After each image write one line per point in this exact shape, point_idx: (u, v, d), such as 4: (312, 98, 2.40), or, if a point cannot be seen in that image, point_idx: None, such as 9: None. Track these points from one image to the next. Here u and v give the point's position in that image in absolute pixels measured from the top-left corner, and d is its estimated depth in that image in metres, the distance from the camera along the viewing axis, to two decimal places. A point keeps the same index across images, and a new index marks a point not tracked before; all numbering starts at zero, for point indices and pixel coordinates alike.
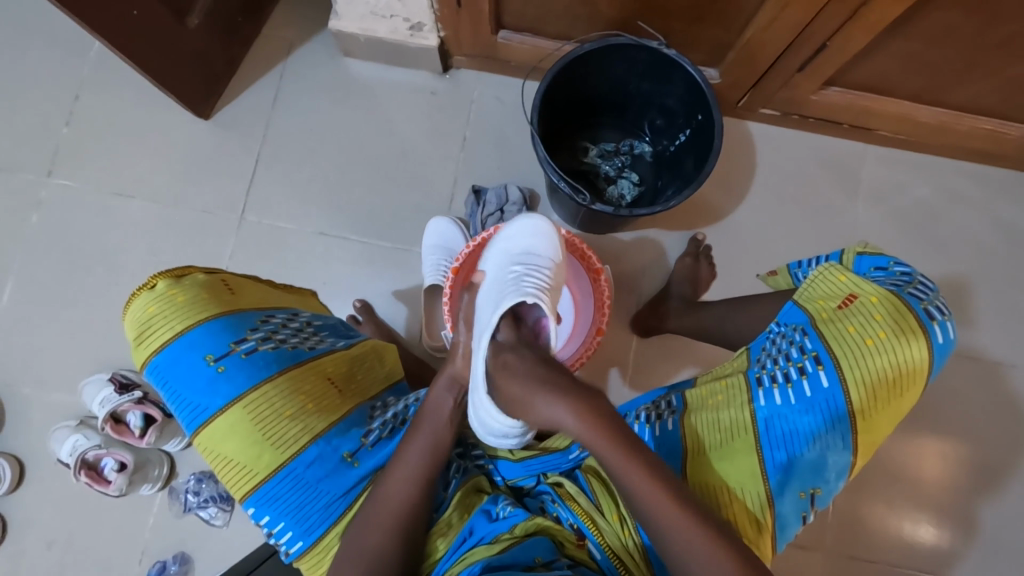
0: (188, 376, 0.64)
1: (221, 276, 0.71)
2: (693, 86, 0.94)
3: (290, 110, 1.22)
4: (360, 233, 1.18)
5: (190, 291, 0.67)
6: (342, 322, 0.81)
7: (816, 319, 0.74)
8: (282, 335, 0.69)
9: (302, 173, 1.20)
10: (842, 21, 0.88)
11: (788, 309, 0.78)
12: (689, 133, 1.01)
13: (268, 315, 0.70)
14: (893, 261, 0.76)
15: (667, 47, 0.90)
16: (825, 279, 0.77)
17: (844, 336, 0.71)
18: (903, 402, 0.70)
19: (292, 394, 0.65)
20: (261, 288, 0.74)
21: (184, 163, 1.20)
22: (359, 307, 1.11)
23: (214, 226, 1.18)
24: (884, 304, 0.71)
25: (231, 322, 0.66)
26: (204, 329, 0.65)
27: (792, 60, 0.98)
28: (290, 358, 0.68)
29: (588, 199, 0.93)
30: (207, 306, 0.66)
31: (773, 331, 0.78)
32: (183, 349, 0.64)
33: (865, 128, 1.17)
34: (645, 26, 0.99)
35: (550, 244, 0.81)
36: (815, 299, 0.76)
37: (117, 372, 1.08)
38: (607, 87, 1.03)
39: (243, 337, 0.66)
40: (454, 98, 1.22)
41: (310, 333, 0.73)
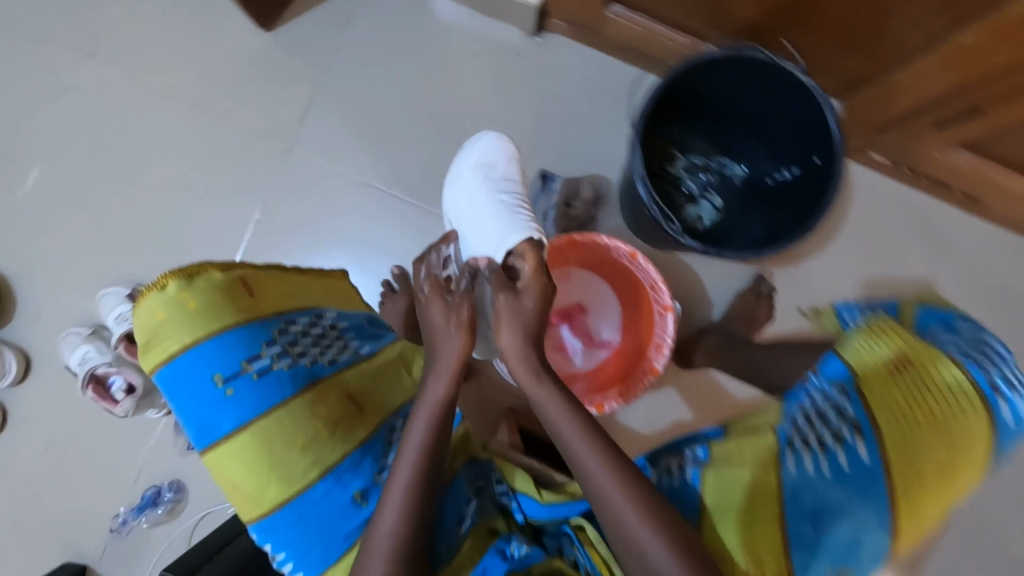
0: (192, 397, 0.58)
1: (239, 273, 0.66)
2: (819, 124, 0.83)
3: (359, 40, 1.10)
4: (410, 193, 1.10)
5: (202, 296, 0.61)
6: (367, 323, 0.77)
7: (862, 375, 0.64)
8: (300, 348, 0.64)
9: (361, 114, 1.10)
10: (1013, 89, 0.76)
11: (829, 363, 0.67)
12: (797, 173, 0.90)
13: (288, 323, 0.66)
14: (955, 326, 0.67)
15: (805, 74, 0.78)
16: (873, 331, 0.66)
17: (887, 407, 0.61)
18: (954, 485, 0.60)
19: (307, 420, 0.60)
20: (280, 289, 0.69)
21: (235, 75, 1.09)
22: (396, 274, 1.05)
23: (258, 153, 1.09)
24: (940, 375, 0.60)
25: (249, 333, 0.61)
26: (213, 343, 0.60)
27: (934, 114, 0.86)
28: (307, 376, 0.62)
29: (678, 227, 0.82)
30: (220, 315, 0.61)
31: (811, 385, 0.68)
32: (190, 364, 0.59)
33: (977, 199, 1.06)
34: (789, 43, 0.87)
35: (512, 160, 0.84)
36: (860, 354, 0.65)
37: (136, 288, 1.04)
38: (717, 100, 0.91)
39: (257, 354, 0.61)
40: (540, 64, 1.10)
41: (330, 344, 0.68)
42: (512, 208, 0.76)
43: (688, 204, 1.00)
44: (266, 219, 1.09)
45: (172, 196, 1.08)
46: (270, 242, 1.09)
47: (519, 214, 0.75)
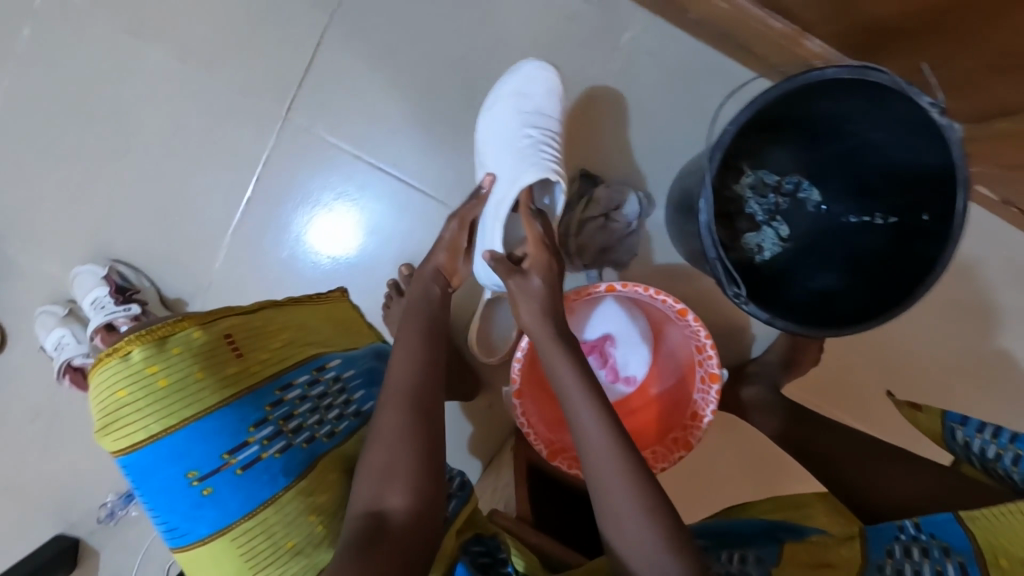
0: (164, 494, 0.51)
1: (225, 326, 0.55)
2: (945, 177, 0.64)
3: None
4: (428, 180, 0.94)
5: (177, 371, 0.50)
6: (375, 360, 0.71)
7: (988, 559, 0.49)
8: (297, 422, 0.56)
9: (374, 79, 0.92)
10: None
11: (938, 519, 0.54)
12: (895, 223, 0.74)
13: (284, 389, 0.56)
14: None
15: (943, 113, 0.60)
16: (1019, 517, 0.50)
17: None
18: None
19: (300, 519, 0.53)
20: (276, 338, 0.59)
21: (225, 15, 0.90)
22: (404, 274, 0.92)
23: (251, 115, 0.92)
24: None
25: (237, 415, 0.52)
26: (190, 432, 0.50)
27: None
28: (303, 462, 0.55)
29: (743, 292, 0.65)
30: (199, 396, 0.51)
31: (904, 534, 0.54)
32: (163, 455, 0.50)
33: None
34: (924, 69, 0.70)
35: (556, 104, 0.81)
36: (988, 530, 0.51)
37: (115, 266, 0.92)
38: (815, 118, 0.72)
39: (243, 442, 0.52)
40: (594, 35, 0.90)
41: (331, 406, 0.60)
42: (536, 144, 0.76)
43: (751, 230, 0.83)
44: (260, 196, 0.94)
45: (151, 158, 0.93)
46: (264, 222, 0.94)
47: (540, 152, 0.75)
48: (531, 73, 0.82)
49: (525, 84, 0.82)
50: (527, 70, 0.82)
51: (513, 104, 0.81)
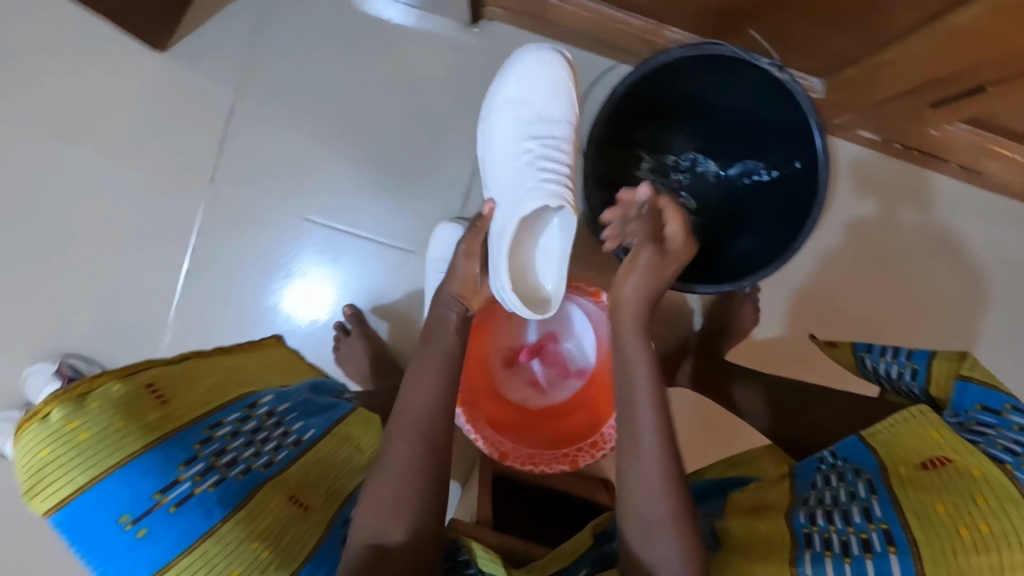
0: (97, 544, 0.52)
1: (145, 378, 0.58)
2: (801, 127, 0.71)
3: (274, 50, 0.96)
4: (354, 222, 0.99)
5: (97, 423, 0.52)
6: (304, 396, 0.78)
7: (892, 475, 0.49)
8: (228, 457, 0.61)
9: (287, 139, 0.97)
10: (1010, 72, 0.66)
11: (851, 445, 0.56)
12: (779, 176, 0.78)
13: (213, 428, 0.61)
14: (1011, 406, 0.48)
15: (781, 69, 0.67)
16: (912, 427, 0.51)
17: (919, 510, 0.44)
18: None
19: (242, 545, 0.56)
20: (201, 386, 0.64)
21: (136, 106, 0.95)
22: (349, 315, 0.97)
23: (177, 192, 0.96)
24: (991, 481, 0.42)
25: (167, 455, 0.55)
26: (118, 478, 0.52)
27: (930, 94, 0.75)
28: (238, 491, 0.58)
29: (642, 266, 0.77)
30: (121, 444, 0.53)
31: (825, 465, 0.57)
32: (92, 504, 0.51)
33: (976, 171, 0.96)
34: (754, 35, 0.76)
35: (563, 102, 0.78)
36: (891, 445, 0.52)
37: (64, 361, 0.93)
38: (684, 95, 0.77)
39: (173, 480, 0.55)
40: (482, 61, 0.97)
41: (261, 440, 0.66)
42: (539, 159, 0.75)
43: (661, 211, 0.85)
44: (198, 267, 0.97)
45: (86, 252, 0.96)
46: (206, 291, 0.98)
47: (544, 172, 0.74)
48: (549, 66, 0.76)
49: (544, 84, 0.79)
50: (549, 70, 0.78)
51: (528, 111, 0.78)
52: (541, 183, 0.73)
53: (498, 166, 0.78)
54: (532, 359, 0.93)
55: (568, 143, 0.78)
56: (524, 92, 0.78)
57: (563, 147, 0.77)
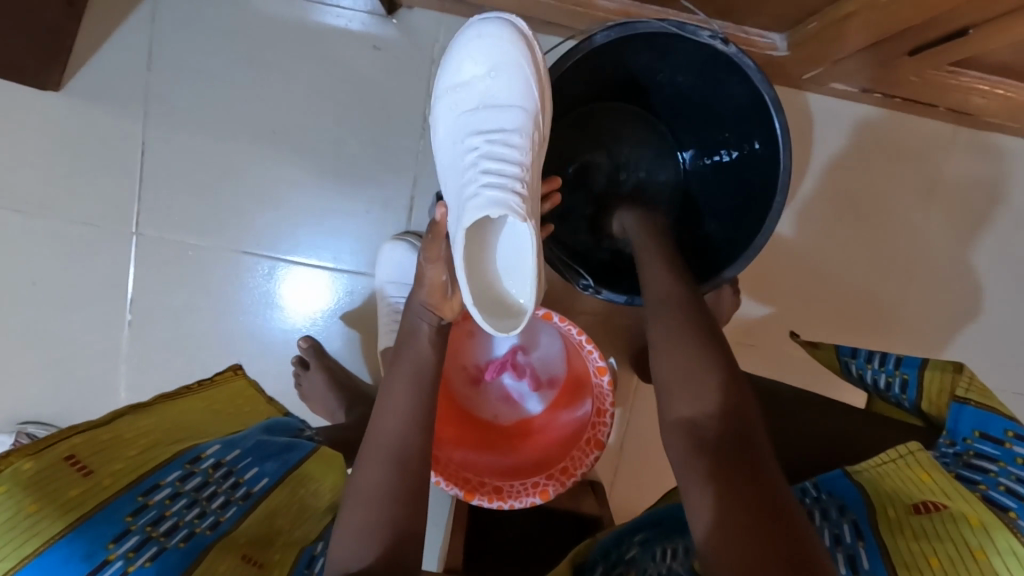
0: None
1: (64, 447, 0.46)
2: (755, 101, 0.63)
3: (177, 73, 0.87)
4: (295, 251, 0.92)
5: (4, 511, 0.40)
6: (261, 431, 0.63)
7: (879, 517, 0.43)
8: (170, 523, 0.48)
9: (210, 169, 0.90)
10: (993, 13, 0.57)
11: (835, 478, 0.49)
12: (737, 157, 0.70)
13: (147, 493, 0.48)
14: (1012, 435, 0.42)
15: (725, 42, 0.58)
16: (900, 469, 0.44)
17: (910, 564, 0.38)
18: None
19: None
20: (128, 438, 0.50)
21: (41, 154, 0.88)
22: (305, 349, 0.91)
23: (103, 243, 0.90)
24: (992, 537, 0.36)
25: (92, 534, 0.43)
26: (31, 573, 0.40)
27: (904, 43, 0.66)
28: (184, 561, 0.46)
29: (592, 283, 0.69)
30: (29, 533, 0.41)
31: (809, 500, 0.50)
32: None
33: (964, 112, 0.87)
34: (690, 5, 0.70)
35: (511, 73, 0.57)
36: (880, 483, 0.45)
37: (23, 434, 0.90)
38: (624, 77, 0.69)
39: (102, 563, 0.42)
40: (406, 56, 0.88)
41: (212, 492, 0.53)
42: (482, 154, 0.56)
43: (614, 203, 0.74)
44: (141, 316, 0.92)
45: (18, 315, 0.90)
46: (152, 340, 0.92)
47: (489, 170, 0.55)
48: (493, 28, 0.58)
49: (489, 61, 0.58)
50: (499, 41, 0.57)
51: (470, 98, 0.59)
52: (481, 190, 0.54)
53: (443, 163, 0.61)
54: (500, 375, 0.88)
55: (524, 134, 0.57)
56: (466, 72, 0.59)
57: (513, 139, 0.57)
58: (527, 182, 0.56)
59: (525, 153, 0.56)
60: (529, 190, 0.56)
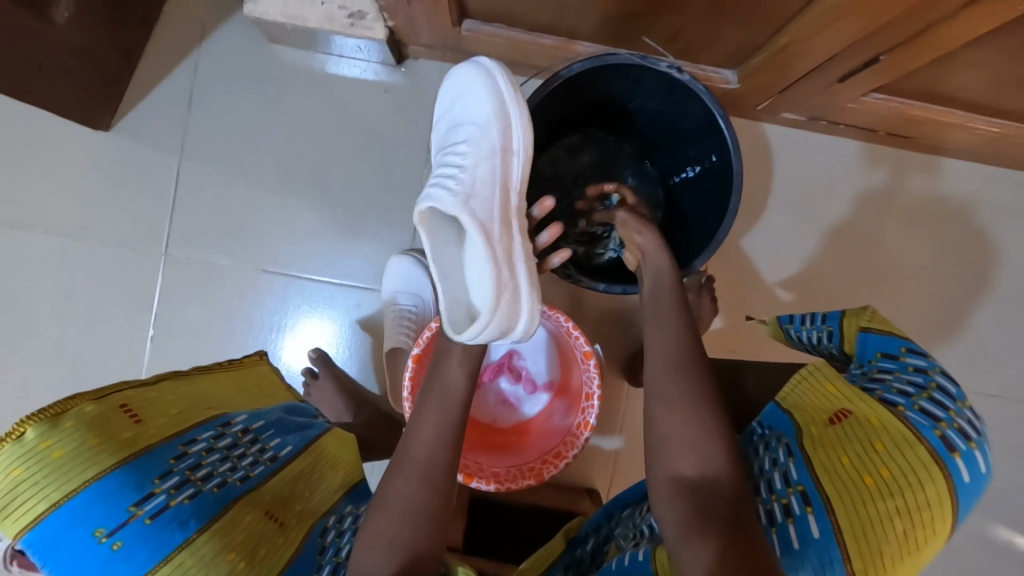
0: (70, 563, 0.47)
1: (119, 398, 0.53)
2: (708, 120, 0.74)
3: (211, 115, 1.00)
4: (307, 268, 1.01)
5: (71, 440, 0.47)
6: (283, 412, 0.70)
7: (804, 435, 0.57)
8: (206, 470, 0.54)
9: (234, 196, 1.01)
10: (901, 40, 0.68)
11: (771, 412, 0.63)
12: (699, 171, 0.81)
13: (187, 444, 0.55)
14: (904, 351, 0.58)
15: (680, 71, 0.70)
16: (813, 388, 0.59)
17: (829, 460, 0.53)
18: (917, 559, 0.49)
19: (216, 560, 0.50)
20: (174, 399, 0.58)
21: (86, 184, 0.99)
22: (315, 359, 0.97)
23: (135, 263, 0.99)
24: (886, 426, 0.52)
25: (140, 470, 0.50)
26: (90, 495, 0.47)
27: (832, 72, 0.78)
28: (215, 504, 0.52)
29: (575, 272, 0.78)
30: (93, 461, 0.48)
31: (757, 434, 0.64)
32: (65, 521, 0.46)
33: (903, 136, 0.98)
34: (650, 41, 0.82)
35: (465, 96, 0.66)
36: (803, 406, 0.60)
37: None
38: (599, 105, 0.81)
39: (149, 493, 0.49)
40: (411, 98, 1.01)
41: (242, 451, 0.59)
42: (442, 168, 0.65)
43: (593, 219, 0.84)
44: (163, 330, 0.99)
45: (51, 329, 0.98)
46: (172, 353, 0.99)
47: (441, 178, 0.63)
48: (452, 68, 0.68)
49: (451, 95, 0.68)
50: (453, 77, 0.67)
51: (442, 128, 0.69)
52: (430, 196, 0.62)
53: None
54: (497, 377, 0.95)
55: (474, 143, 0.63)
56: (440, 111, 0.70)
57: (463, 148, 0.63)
58: (469, 182, 0.61)
59: (474, 156, 0.62)
60: (472, 188, 0.60)
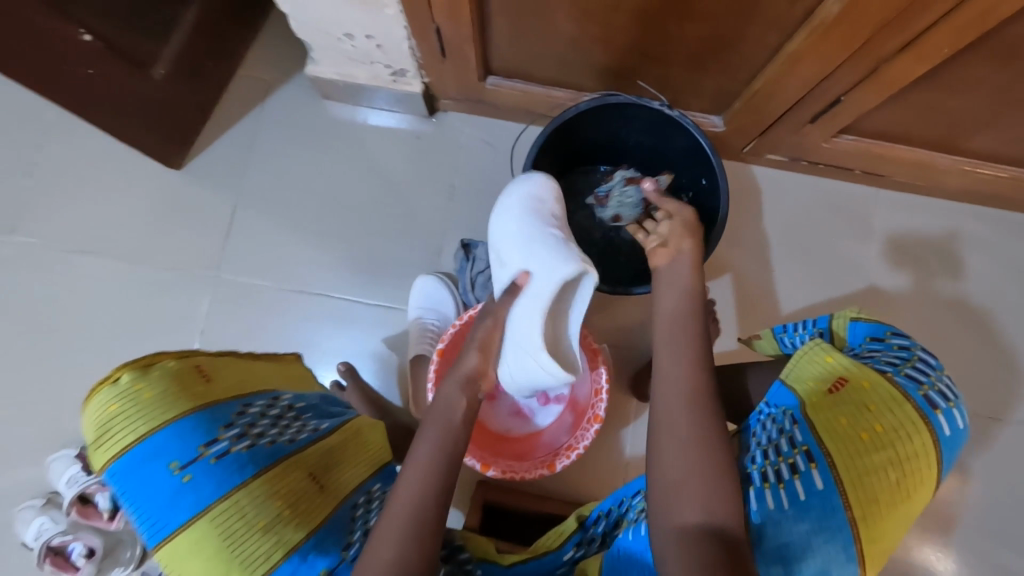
0: (148, 489, 0.55)
1: (195, 360, 0.63)
2: (696, 149, 0.87)
3: (267, 157, 1.16)
4: (341, 289, 1.12)
5: (158, 386, 0.58)
6: (321, 402, 0.77)
7: (805, 403, 0.64)
8: (261, 428, 0.63)
9: (281, 227, 1.14)
10: (857, 79, 0.80)
11: (774, 390, 0.69)
12: (692, 196, 0.93)
13: (246, 405, 0.64)
14: (890, 333, 0.69)
15: (670, 108, 0.83)
16: (812, 358, 0.68)
17: (831, 420, 0.61)
18: (908, 504, 0.58)
19: (266, 502, 0.58)
20: (238, 369, 0.68)
21: (153, 215, 1.13)
22: (343, 371, 1.05)
23: (189, 283, 1.11)
24: (878, 389, 0.61)
25: (206, 417, 0.59)
26: (169, 432, 0.57)
27: (802, 113, 0.91)
28: (269, 455, 0.61)
29: None
30: (174, 404, 0.58)
31: (763, 413, 0.69)
32: (145, 453, 0.56)
33: (877, 174, 1.10)
34: (646, 85, 0.94)
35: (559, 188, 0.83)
36: (805, 380, 0.67)
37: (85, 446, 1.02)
38: (602, 141, 0.94)
39: (216, 436, 0.59)
40: (440, 143, 1.16)
41: (289, 421, 0.68)
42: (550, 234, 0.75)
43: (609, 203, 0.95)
44: (207, 345, 1.09)
45: (109, 343, 1.08)
46: None
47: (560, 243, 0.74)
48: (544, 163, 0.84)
49: (542, 182, 0.82)
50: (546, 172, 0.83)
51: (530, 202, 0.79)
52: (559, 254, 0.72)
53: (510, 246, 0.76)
54: None
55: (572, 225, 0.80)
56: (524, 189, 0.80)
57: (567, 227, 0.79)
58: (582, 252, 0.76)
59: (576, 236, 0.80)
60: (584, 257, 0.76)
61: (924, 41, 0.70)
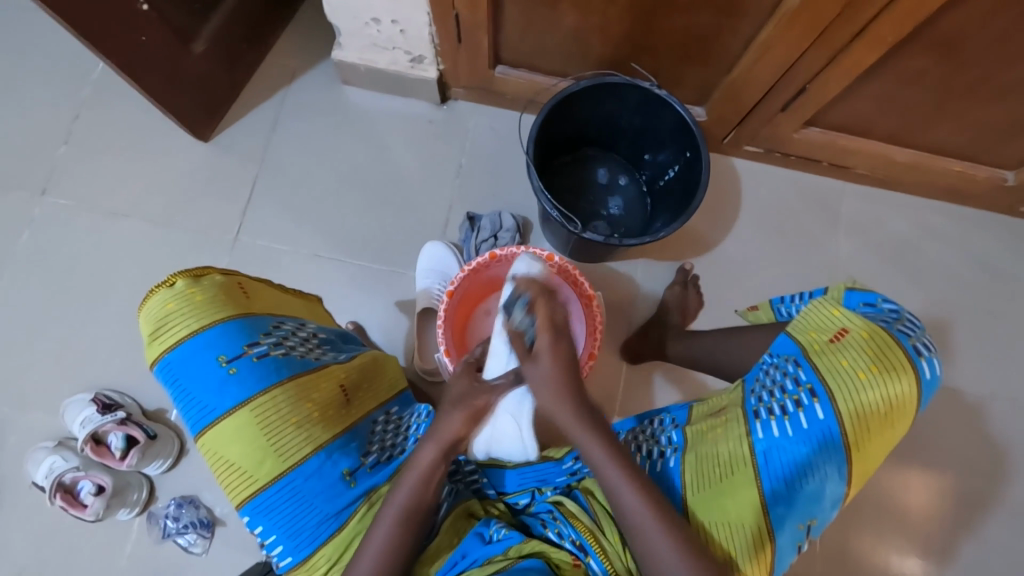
0: (200, 376, 0.69)
1: (238, 278, 0.75)
2: (681, 123, 0.98)
3: (289, 135, 1.25)
4: (353, 255, 1.20)
5: (209, 292, 0.71)
6: (343, 334, 0.85)
7: (808, 350, 0.71)
8: (293, 342, 0.75)
9: (299, 197, 1.22)
10: (821, 65, 0.92)
11: (778, 341, 0.76)
12: (679, 168, 1.04)
13: (280, 321, 0.76)
14: (882, 298, 0.74)
15: (658, 87, 0.94)
16: (818, 312, 0.74)
17: (834, 365, 0.68)
18: (893, 433, 0.67)
19: (298, 402, 0.70)
20: (274, 292, 0.79)
21: (179, 183, 1.21)
22: (353, 329, 1.12)
23: (209, 245, 1.18)
24: (875, 338, 0.69)
25: (246, 324, 0.71)
26: (217, 331, 0.69)
27: (775, 101, 1.03)
28: (300, 366, 0.72)
29: (579, 228, 0.96)
30: (221, 309, 0.71)
31: (765, 362, 0.76)
32: (197, 346, 0.69)
33: (843, 166, 1.22)
34: (637, 66, 1.04)
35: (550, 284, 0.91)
36: (808, 331, 0.74)
37: (100, 392, 1.07)
38: (597, 120, 1.06)
39: (256, 341, 0.71)
40: (450, 128, 1.27)
41: (316, 343, 0.78)
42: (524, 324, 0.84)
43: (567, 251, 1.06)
44: None
45: (130, 297, 1.14)
46: None
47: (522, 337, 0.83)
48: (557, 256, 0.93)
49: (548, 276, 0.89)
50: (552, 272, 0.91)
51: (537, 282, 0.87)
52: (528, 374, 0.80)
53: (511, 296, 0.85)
54: None
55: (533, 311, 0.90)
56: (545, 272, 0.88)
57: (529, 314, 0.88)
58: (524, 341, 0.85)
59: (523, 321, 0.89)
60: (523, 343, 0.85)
61: (872, 30, 0.83)
